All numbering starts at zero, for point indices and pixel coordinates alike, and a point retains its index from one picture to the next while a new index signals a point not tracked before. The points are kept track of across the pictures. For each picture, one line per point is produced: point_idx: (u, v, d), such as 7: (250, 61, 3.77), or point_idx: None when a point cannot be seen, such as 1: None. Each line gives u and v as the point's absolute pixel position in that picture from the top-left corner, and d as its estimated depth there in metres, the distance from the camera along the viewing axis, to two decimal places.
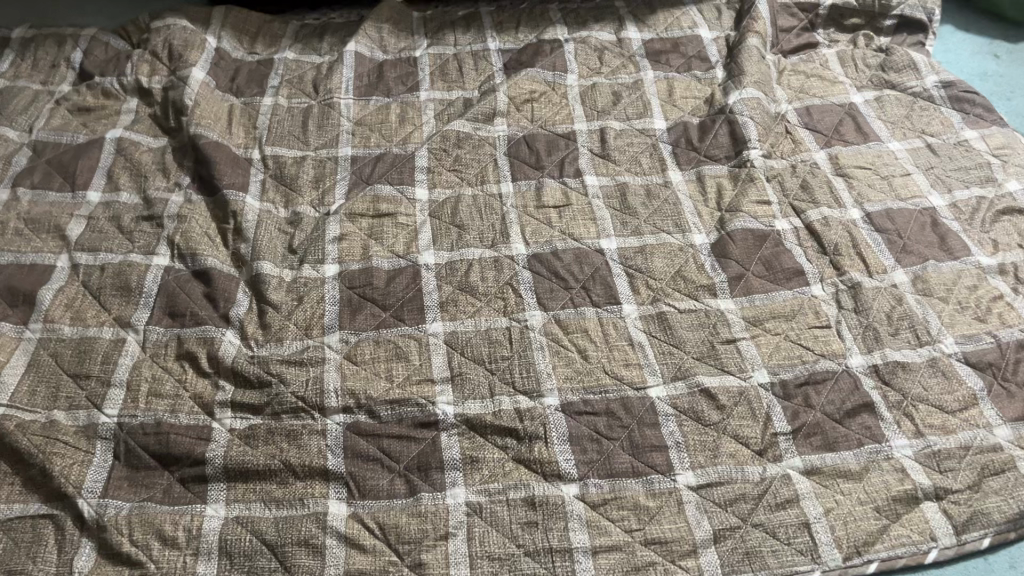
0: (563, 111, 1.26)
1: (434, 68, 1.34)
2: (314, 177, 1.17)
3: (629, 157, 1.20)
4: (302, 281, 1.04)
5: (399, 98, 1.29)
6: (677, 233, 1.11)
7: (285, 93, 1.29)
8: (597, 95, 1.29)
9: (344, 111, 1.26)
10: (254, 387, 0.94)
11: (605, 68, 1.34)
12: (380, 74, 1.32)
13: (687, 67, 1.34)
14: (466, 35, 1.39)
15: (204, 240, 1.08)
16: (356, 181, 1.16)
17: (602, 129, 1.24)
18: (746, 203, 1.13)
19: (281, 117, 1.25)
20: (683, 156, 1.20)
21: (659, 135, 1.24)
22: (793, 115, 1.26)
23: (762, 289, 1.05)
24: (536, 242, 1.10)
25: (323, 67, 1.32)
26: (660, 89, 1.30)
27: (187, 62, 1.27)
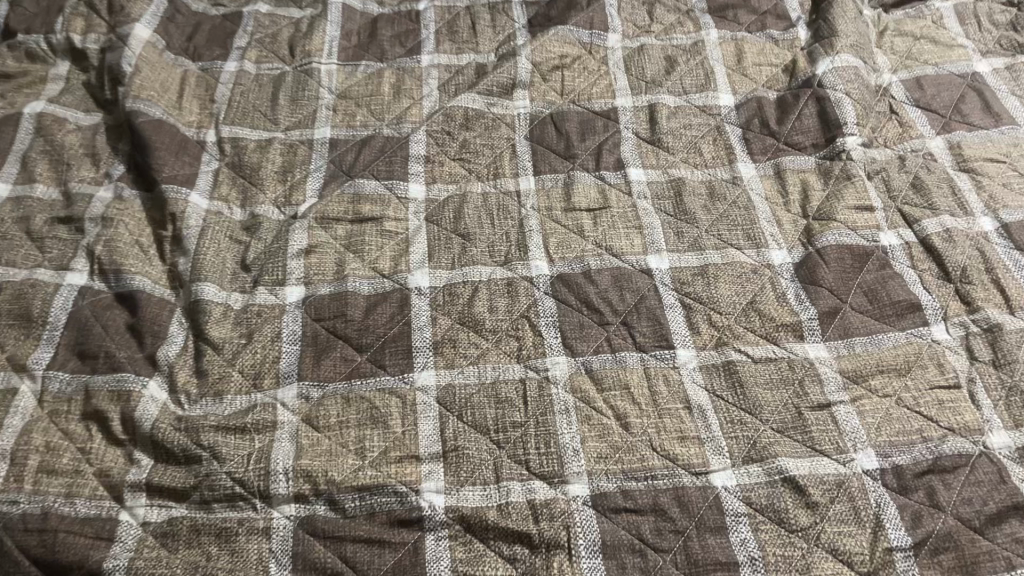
0: (601, 82, 1.00)
1: (441, 24, 1.07)
2: (282, 166, 0.92)
3: (686, 144, 0.94)
4: (254, 311, 0.80)
5: (395, 62, 1.02)
6: (748, 249, 0.85)
7: (253, 56, 1.03)
8: (645, 63, 1.02)
9: (324, 79, 1.00)
10: (179, 463, 0.70)
11: (657, 26, 1.06)
12: (373, 32, 1.06)
13: (760, 26, 1.06)
14: None
15: (133, 253, 0.83)
16: (336, 173, 0.91)
17: (652, 106, 0.97)
18: (841, 208, 0.86)
19: (245, 88, 0.99)
20: (755, 142, 0.93)
21: (725, 114, 0.96)
22: (899, 89, 0.99)
23: (864, 331, 0.78)
24: (561, 259, 0.84)
25: (303, 24, 1.06)
26: (726, 53, 1.03)
27: (130, 15, 1.01)
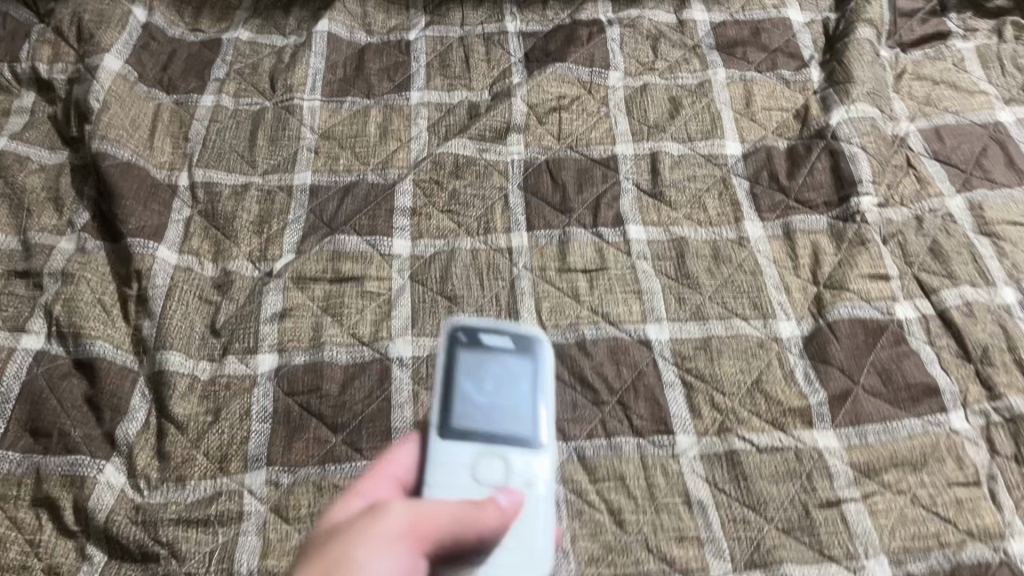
0: (601, 126, 0.94)
1: (432, 56, 1.00)
2: (258, 215, 0.86)
3: (690, 198, 0.88)
4: (223, 383, 0.74)
5: (382, 99, 0.96)
6: (754, 319, 0.79)
7: (231, 89, 0.96)
8: (648, 105, 0.96)
9: (306, 117, 0.94)
10: (135, 561, 0.65)
11: (661, 63, 1.00)
12: (360, 64, 1.00)
13: (770, 66, 1.00)
14: (477, 12, 1.05)
15: (94, 313, 0.77)
16: (316, 224, 0.85)
17: (654, 154, 0.91)
18: (855, 276, 0.80)
19: (222, 125, 0.93)
20: (764, 198, 0.87)
21: (732, 164, 0.90)
22: (918, 140, 0.92)
23: (877, 417, 0.73)
24: (554, 326, 0.79)
25: (285, 53, 1.00)
26: (735, 96, 0.97)
27: (100, 44, 0.94)
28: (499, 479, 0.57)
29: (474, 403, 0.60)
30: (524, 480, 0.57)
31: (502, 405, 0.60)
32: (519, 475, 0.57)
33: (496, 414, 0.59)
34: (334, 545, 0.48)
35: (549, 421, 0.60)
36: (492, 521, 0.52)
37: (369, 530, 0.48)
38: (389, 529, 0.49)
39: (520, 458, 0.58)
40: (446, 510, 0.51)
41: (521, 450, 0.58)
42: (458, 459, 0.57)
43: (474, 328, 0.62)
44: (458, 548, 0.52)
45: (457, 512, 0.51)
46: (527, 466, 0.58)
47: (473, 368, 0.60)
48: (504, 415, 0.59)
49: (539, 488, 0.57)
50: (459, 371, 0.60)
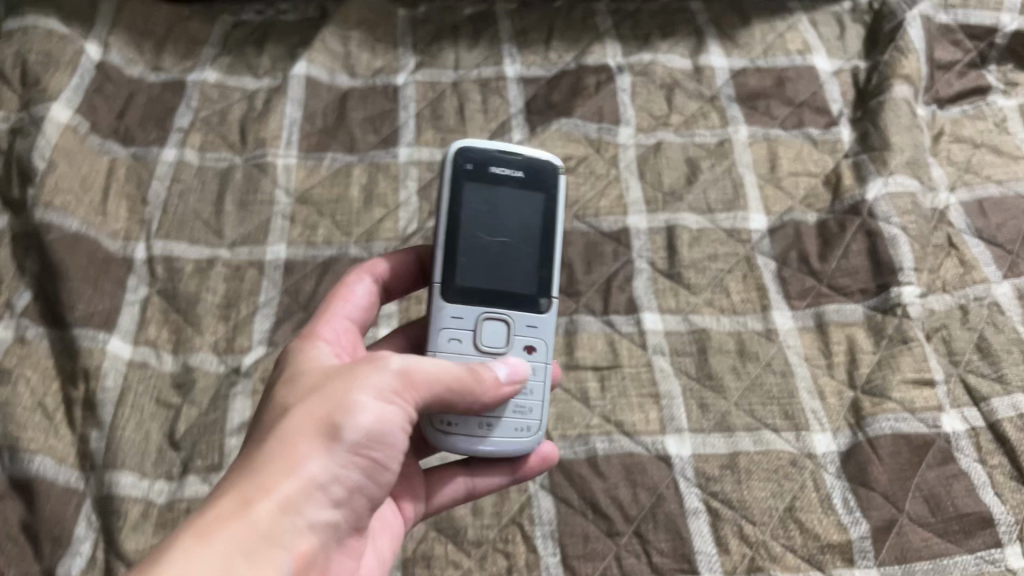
0: (611, 192, 0.84)
1: (423, 104, 0.90)
2: (225, 297, 0.76)
3: (711, 280, 0.79)
4: (182, 509, 0.64)
5: (366, 156, 0.86)
6: (786, 431, 0.70)
7: (197, 142, 0.86)
8: (663, 167, 0.86)
9: (280, 177, 0.83)
10: None
11: (676, 117, 0.91)
12: (343, 113, 0.89)
13: (796, 122, 0.91)
14: (472, 53, 0.95)
15: (34, 421, 0.66)
16: (291, 308, 0.75)
17: (670, 227, 0.82)
18: (898, 381, 0.72)
19: (185, 185, 0.82)
20: (794, 283, 0.79)
21: (757, 241, 0.82)
22: (959, 214, 0.84)
23: (924, 555, 0.64)
24: (561, 437, 0.70)
25: (258, 98, 0.90)
26: (758, 158, 0.88)
27: (46, 89, 0.83)
28: (502, 343, 0.60)
29: (482, 255, 0.60)
30: (529, 345, 0.60)
31: (512, 246, 0.61)
32: (522, 336, 0.60)
33: (509, 264, 0.61)
34: (332, 387, 0.50)
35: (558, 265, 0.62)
36: (485, 387, 0.54)
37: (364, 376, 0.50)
38: (385, 379, 0.50)
39: (525, 321, 0.60)
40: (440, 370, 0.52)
41: (525, 308, 0.61)
42: (463, 319, 0.59)
43: (482, 159, 0.61)
44: (450, 407, 0.54)
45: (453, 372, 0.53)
46: (528, 328, 0.60)
47: (480, 205, 0.61)
48: (515, 266, 0.61)
49: (541, 355, 0.60)
50: (467, 210, 0.61)
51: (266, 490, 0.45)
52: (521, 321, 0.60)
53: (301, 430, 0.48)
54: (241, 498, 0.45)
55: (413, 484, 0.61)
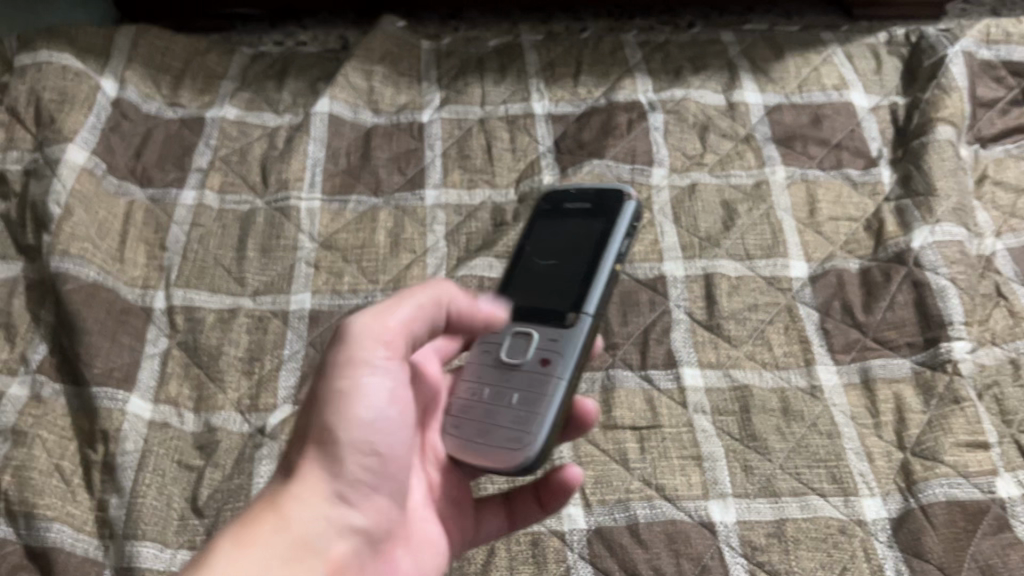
0: (645, 237, 0.82)
1: (449, 142, 0.88)
2: (248, 350, 0.73)
3: (752, 332, 0.76)
4: None
5: (391, 198, 0.83)
6: (835, 497, 0.67)
7: (217, 183, 0.83)
8: (698, 211, 0.84)
9: (303, 221, 0.81)
10: None
11: (711, 156, 0.88)
12: (367, 151, 0.86)
13: (835, 162, 0.88)
14: (499, 88, 0.92)
15: (50, 486, 0.63)
16: (317, 363, 0.73)
17: (708, 275, 0.79)
18: (950, 444, 0.69)
19: (205, 230, 0.80)
20: (838, 336, 0.76)
21: (798, 290, 0.79)
22: (1007, 262, 0.81)
23: None
24: (600, 503, 0.67)
25: (279, 136, 0.87)
26: (796, 201, 0.85)
27: (62, 129, 0.80)
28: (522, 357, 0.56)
29: (535, 278, 0.61)
30: (546, 356, 0.55)
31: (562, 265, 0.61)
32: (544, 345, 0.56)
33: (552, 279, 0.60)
34: (325, 379, 0.50)
35: (599, 284, 0.58)
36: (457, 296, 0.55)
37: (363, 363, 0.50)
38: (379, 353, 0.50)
39: (549, 335, 0.56)
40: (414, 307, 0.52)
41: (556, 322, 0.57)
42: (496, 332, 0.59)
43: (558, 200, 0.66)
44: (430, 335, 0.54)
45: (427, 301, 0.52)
46: (549, 343, 0.56)
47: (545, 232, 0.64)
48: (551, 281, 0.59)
49: (559, 369, 0.54)
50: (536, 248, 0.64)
51: (290, 497, 0.47)
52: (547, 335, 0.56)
53: (314, 431, 0.48)
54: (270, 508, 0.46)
55: (464, 519, 0.58)
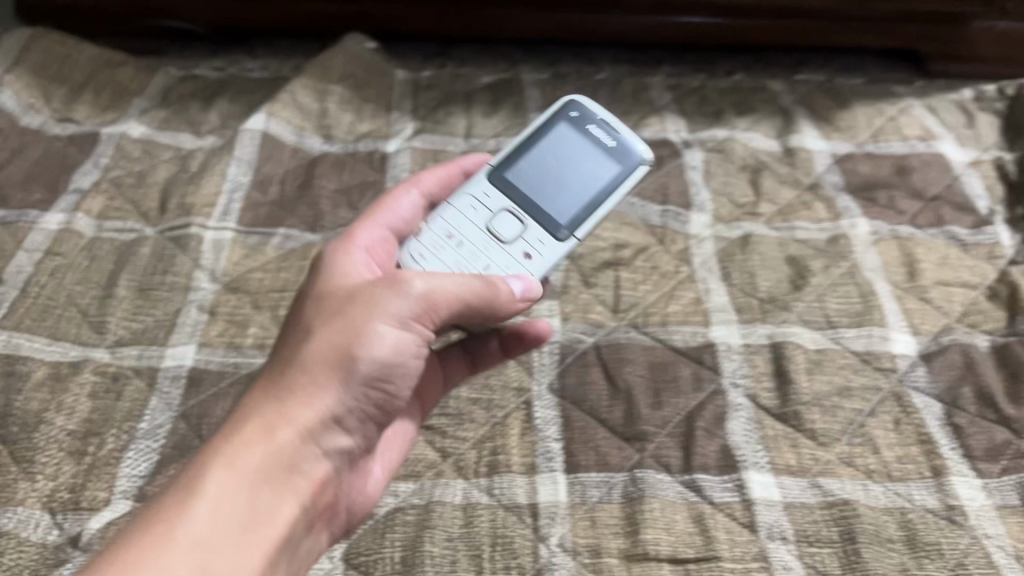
0: (684, 294, 0.58)
1: (420, 175, 0.66)
2: (87, 420, 0.48)
3: (846, 424, 0.51)
4: None
5: (333, 235, 0.61)
6: None
7: (98, 205, 0.61)
8: (755, 265, 0.61)
9: (205, 255, 0.58)
10: None
11: (768, 204, 0.66)
12: (308, 180, 0.65)
13: (934, 218, 0.66)
14: (490, 121, 0.72)
15: None
16: (188, 442, 0.48)
17: (777, 346, 0.55)
18: None
19: (63, 261, 0.56)
20: (976, 436, 0.51)
21: (909, 371, 0.54)
22: None
23: None
24: None
25: (194, 158, 0.65)
26: (889, 261, 0.62)
27: None
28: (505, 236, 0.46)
29: (538, 179, 0.49)
30: (528, 252, 0.46)
31: (558, 185, 0.48)
32: (444, 219, 0.47)
33: (560, 191, 0.48)
34: (351, 308, 0.40)
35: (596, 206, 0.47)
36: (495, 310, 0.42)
37: (380, 302, 0.39)
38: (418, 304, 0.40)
39: (538, 235, 0.46)
40: (456, 293, 0.40)
41: (503, 197, 0.48)
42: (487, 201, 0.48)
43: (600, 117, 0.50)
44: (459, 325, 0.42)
45: (464, 292, 0.40)
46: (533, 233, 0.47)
47: (589, 172, 0.49)
48: (554, 194, 0.48)
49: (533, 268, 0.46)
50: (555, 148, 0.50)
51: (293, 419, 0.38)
52: (470, 191, 0.48)
53: (324, 357, 0.39)
54: (268, 425, 0.37)
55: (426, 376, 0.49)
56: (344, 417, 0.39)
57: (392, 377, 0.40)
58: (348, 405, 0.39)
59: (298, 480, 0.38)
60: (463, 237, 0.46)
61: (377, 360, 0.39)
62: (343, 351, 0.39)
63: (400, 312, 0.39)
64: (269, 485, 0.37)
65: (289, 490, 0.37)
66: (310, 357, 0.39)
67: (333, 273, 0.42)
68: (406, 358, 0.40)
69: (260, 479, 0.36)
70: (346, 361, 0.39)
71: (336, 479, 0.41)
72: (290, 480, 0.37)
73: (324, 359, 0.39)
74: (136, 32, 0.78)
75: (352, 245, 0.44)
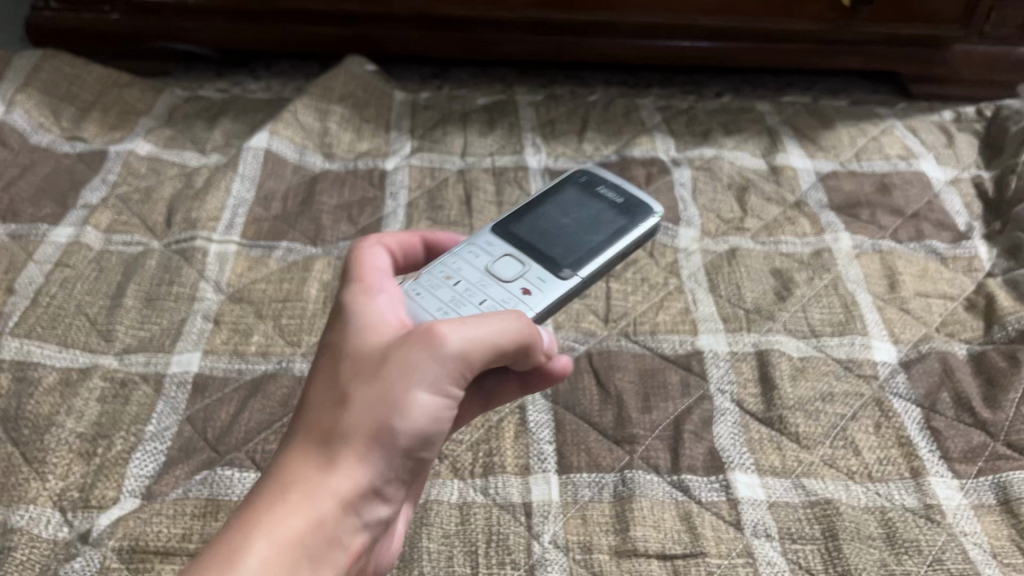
0: (673, 305, 0.60)
1: (418, 192, 0.68)
2: (95, 423, 0.50)
3: (829, 427, 0.53)
4: None
5: (334, 247, 0.63)
6: None
7: (106, 219, 0.63)
8: (742, 277, 0.63)
9: (210, 267, 0.60)
10: None
11: (754, 219, 0.68)
12: (309, 197, 0.67)
13: (914, 233, 0.68)
14: (486, 140, 0.74)
15: None
16: (193, 443, 0.49)
17: (762, 354, 0.57)
18: None
19: (72, 272, 0.58)
20: (954, 438, 0.53)
21: (889, 378, 0.56)
22: None
23: None
24: None
25: (199, 175, 0.68)
26: (871, 273, 0.64)
27: None
28: (507, 276, 0.46)
29: (545, 228, 0.49)
30: (527, 288, 0.45)
31: (565, 234, 0.49)
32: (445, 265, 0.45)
33: (562, 236, 0.48)
34: (388, 366, 0.35)
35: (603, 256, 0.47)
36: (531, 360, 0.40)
37: (419, 363, 0.35)
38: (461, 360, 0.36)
39: (538, 274, 0.46)
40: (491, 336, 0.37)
41: (506, 244, 0.48)
42: (493, 247, 0.48)
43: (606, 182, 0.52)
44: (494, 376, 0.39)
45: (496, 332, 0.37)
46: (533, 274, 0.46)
47: (594, 223, 0.50)
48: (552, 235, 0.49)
49: (532, 302, 0.44)
50: (561, 205, 0.51)
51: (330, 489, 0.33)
52: (472, 241, 0.48)
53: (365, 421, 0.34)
54: (302, 496, 0.33)
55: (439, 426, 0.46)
56: (382, 487, 0.35)
57: (434, 440, 0.36)
58: (390, 479, 0.35)
59: (336, 556, 0.34)
60: (461, 278, 0.45)
61: (419, 424, 0.35)
62: (385, 421, 0.34)
63: (442, 371, 0.35)
64: (309, 565, 0.33)
65: (327, 567, 0.34)
66: (348, 420, 0.34)
67: (364, 328, 0.37)
68: (446, 419, 0.36)
69: (297, 557, 0.32)
70: (389, 433, 0.34)
71: (367, 552, 0.37)
72: (330, 557, 0.34)
73: (361, 424, 0.34)
74: (142, 54, 0.81)
75: (367, 285, 0.39)
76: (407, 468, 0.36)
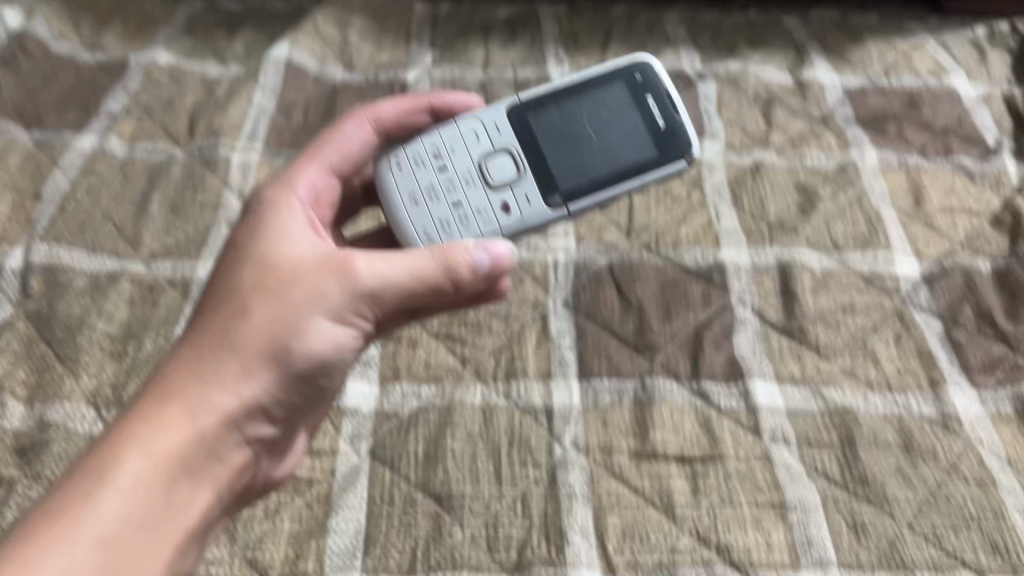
0: (696, 217, 0.60)
1: None
2: (125, 325, 0.51)
3: (849, 337, 0.53)
4: None
5: None
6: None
7: (129, 128, 0.63)
8: (765, 191, 0.62)
9: (234, 176, 0.60)
10: None
11: (779, 134, 0.67)
12: (330, 107, 0.67)
13: (942, 149, 0.67)
14: (508, 52, 0.73)
15: None
16: None
17: (783, 266, 0.57)
18: None
19: (98, 180, 0.59)
20: (974, 351, 0.53)
21: (911, 292, 0.56)
22: None
23: None
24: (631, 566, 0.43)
25: (220, 85, 0.67)
26: (896, 188, 0.63)
27: None
28: (499, 176, 0.45)
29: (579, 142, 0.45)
30: (506, 202, 0.44)
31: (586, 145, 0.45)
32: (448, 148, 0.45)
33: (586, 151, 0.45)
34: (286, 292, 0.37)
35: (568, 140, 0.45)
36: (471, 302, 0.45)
37: (323, 289, 0.37)
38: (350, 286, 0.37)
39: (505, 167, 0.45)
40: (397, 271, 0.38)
41: (515, 132, 0.46)
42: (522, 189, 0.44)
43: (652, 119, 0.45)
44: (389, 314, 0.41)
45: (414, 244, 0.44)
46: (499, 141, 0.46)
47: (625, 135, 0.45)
48: (574, 147, 0.45)
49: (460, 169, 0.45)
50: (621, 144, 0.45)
51: (220, 394, 0.35)
52: (481, 118, 0.46)
53: (264, 339, 0.36)
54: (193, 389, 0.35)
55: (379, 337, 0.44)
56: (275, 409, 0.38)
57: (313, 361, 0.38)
58: (281, 399, 0.38)
59: (220, 466, 0.36)
60: (451, 163, 0.45)
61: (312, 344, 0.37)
62: (281, 336, 0.36)
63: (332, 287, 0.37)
64: (191, 475, 0.35)
65: (205, 479, 0.36)
66: (244, 333, 0.36)
67: (269, 238, 0.39)
68: (332, 346, 0.38)
69: (176, 466, 0.34)
70: (284, 350, 0.37)
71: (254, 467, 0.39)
72: (210, 468, 0.36)
73: (258, 342, 0.36)
74: None
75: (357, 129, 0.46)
76: (300, 393, 0.39)
